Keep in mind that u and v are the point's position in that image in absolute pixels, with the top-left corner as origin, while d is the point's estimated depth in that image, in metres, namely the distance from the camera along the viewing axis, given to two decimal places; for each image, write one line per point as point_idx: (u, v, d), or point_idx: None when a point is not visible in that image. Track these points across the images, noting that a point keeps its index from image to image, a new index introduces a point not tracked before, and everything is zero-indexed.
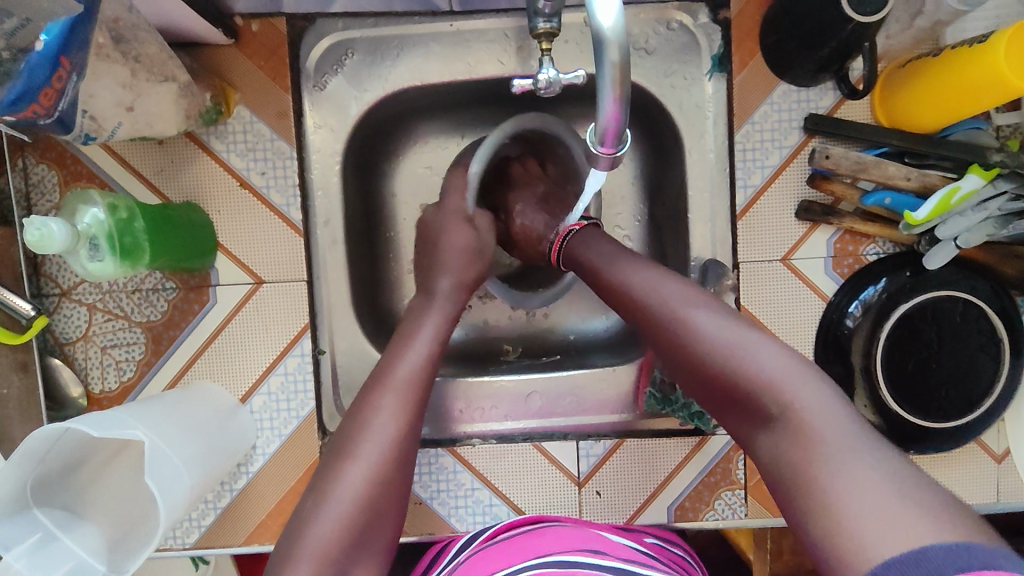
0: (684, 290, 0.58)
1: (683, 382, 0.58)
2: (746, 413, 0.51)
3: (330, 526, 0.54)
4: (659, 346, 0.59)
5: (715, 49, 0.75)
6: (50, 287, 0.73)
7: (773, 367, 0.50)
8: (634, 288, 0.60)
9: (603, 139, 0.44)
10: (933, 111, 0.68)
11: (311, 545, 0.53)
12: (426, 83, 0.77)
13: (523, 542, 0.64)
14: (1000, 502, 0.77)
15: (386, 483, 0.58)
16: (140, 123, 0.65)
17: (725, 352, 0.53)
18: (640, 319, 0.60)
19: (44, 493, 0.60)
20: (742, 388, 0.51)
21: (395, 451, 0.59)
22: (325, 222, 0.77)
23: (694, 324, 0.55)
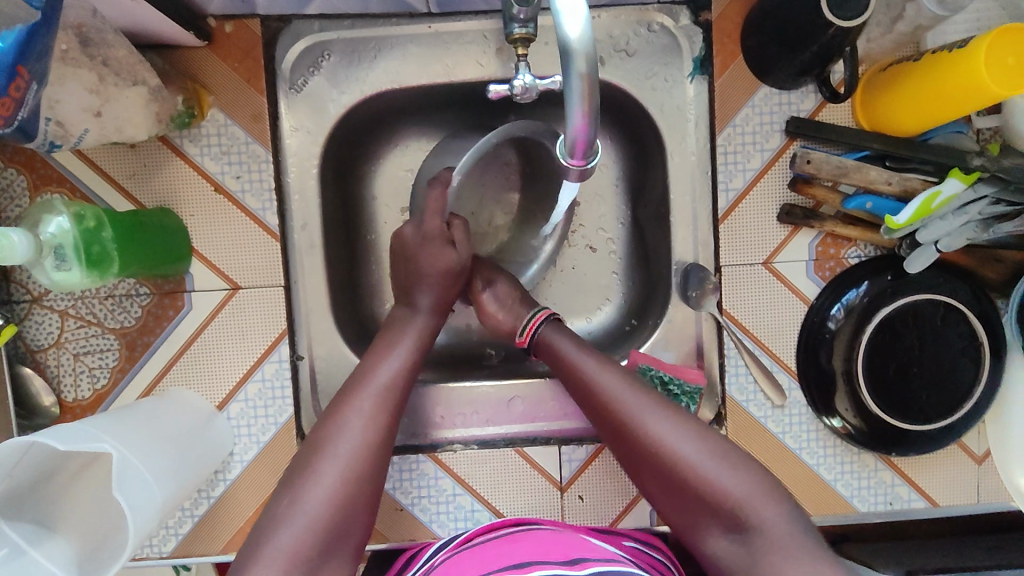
0: (654, 404, 0.63)
1: (647, 488, 0.63)
2: (715, 523, 0.57)
3: (294, 534, 0.53)
4: (630, 454, 0.63)
5: (696, 51, 0.75)
6: (20, 294, 0.72)
7: (739, 488, 0.57)
8: (609, 400, 0.64)
9: (574, 149, 0.43)
10: (915, 115, 0.68)
11: (277, 547, 0.52)
12: (405, 86, 0.76)
13: (500, 548, 0.63)
14: (979, 502, 0.78)
15: (356, 483, 0.58)
16: (109, 128, 0.63)
17: (696, 470, 0.58)
18: (612, 427, 0.64)
19: (11, 507, 0.59)
20: (712, 503, 0.57)
21: (369, 452, 0.60)
22: (303, 226, 0.76)
23: (668, 442, 0.60)
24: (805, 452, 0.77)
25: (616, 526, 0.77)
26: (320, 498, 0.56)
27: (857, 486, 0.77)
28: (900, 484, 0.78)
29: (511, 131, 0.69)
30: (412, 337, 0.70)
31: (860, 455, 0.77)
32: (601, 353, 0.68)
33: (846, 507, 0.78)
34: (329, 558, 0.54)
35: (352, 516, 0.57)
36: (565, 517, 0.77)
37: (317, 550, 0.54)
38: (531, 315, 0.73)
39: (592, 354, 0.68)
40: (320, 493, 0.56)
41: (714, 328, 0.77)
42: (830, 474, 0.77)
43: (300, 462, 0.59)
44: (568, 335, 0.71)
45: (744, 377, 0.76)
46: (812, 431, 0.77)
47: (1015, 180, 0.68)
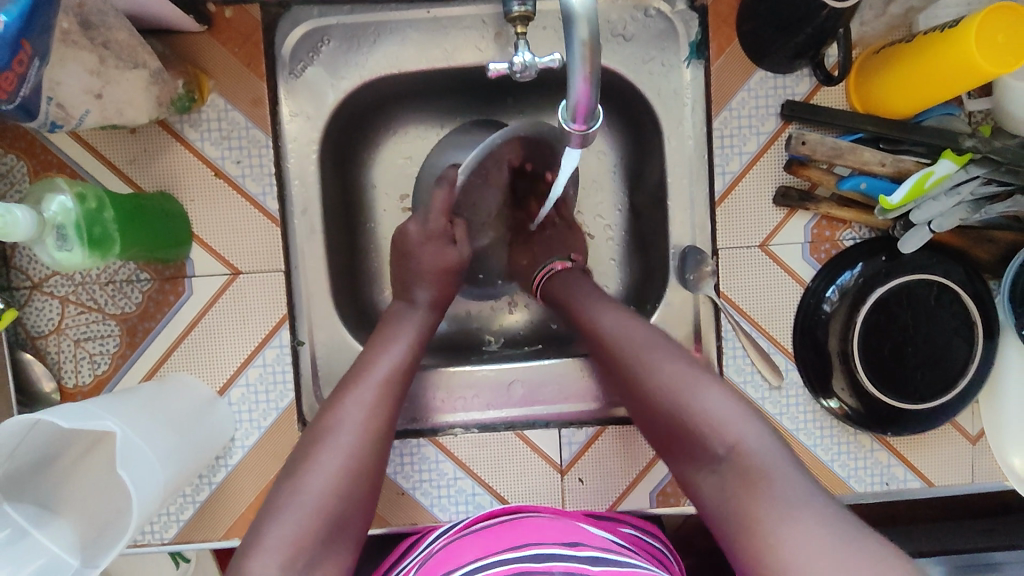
0: (654, 339, 0.64)
1: (642, 423, 0.63)
2: (694, 449, 0.57)
3: (293, 522, 0.53)
4: (626, 388, 0.64)
5: (692, 36, 0.76)
6: (21, 280, 0.72)
7: (723, 414, 0.56)
8: (608, 337, 0.66)
9: (575, 115, 0.44)
10: (908, 97, 0.69)
11: (278, 536, 0.52)
12: (404, 71, 0.76)
13: (499, 533, 0.63)
14: (975, 482, 0.78)
15: (357, 473, 0.58)
16: (110, 110, 0.64)
17: (683, 397, 0.58)
18: (611, 362, 0.66)
19: (14, 488, 0.59)
20: (692, 428, 0.57)
21: (369, 442, 0.60)
22: (303, 211, 0.76)
23: (659, 371, 0.61)
24: (802, 433, 0.77)
25: (616, 509, 0.77)
26: (323, 483, 0.56)
27: (854, 467, 0.78)
28: (897, 464, 0.78)
29: (518, 133, 0.69)
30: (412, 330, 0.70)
31: (857, 437, 0.78)
32: (614, 299, 0.71)
33: (844, 488, 0.78)
34: (333, 542, 0.54)
35: (352, 505, 0.57)
36: (565, 501, 0.77)
37: (321, 536, 0.54)
38: (543, 261, 0.79)
39: (600, 299, 0.71)
40: (322, 481, 0.56)
41: (711, 310, 0.78)
42: (827, 455, 0.78)
43: (303, 452, 0.59)
44: (581, 283, 0.74)
45: (742, 359, 0.77)
46: (810, 412, 0.77)
47: (1006, 161, 0.69)
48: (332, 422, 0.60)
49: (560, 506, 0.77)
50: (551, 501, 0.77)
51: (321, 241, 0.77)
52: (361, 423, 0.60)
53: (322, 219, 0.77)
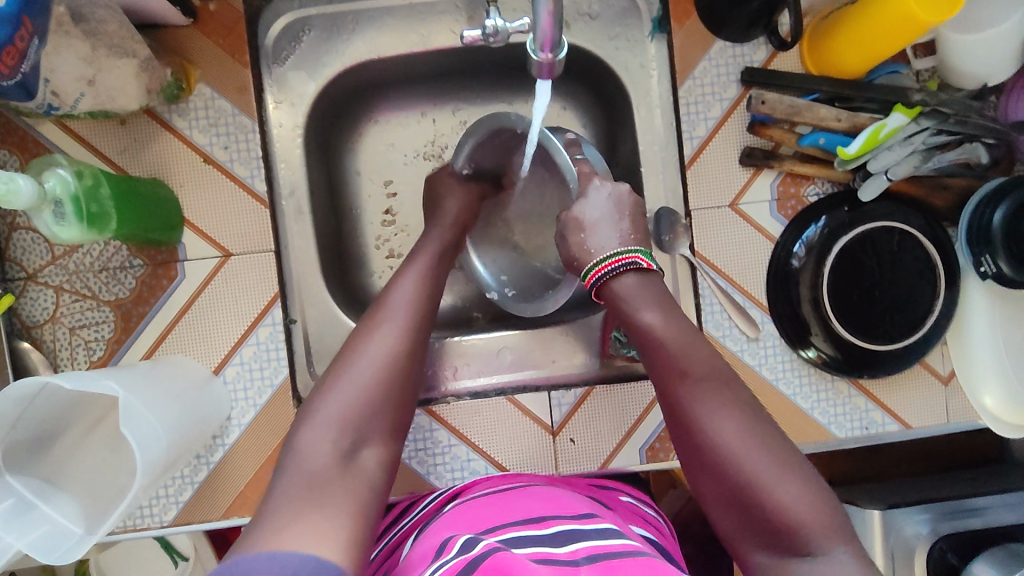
0: (722, 403, 0.59)
1: (700, 489, 0.60)
2: (772, 541, 0.54)
3: (344, 403, 0.55)
4: (691, 451, 0.60)
5: (654, 13, 0.81)
6: (16, 271, 0.74)
7: (807, 515, 0.53)
8: (679, 397, 0.61)
9: (542, 45, 0.48)
10: (857, 54, 0.74)
11: (329, 411, 0.55)
12: (383, 56, 0.80)
13: (503, 500, 0.62)
14: (950, 422, 0.82)
15: (394, 376, 0.59)
16: (103, 97, 0.66)
17: (762, 486, 0.55)
18: (676, 424, 0.61)
19: (18, 462, 0.60)
20: (771, 522, 0.54)
21: (413, 336, 0.62)
22: (291, 193, 0.79)
23: (736, 451, 0.57)
24: (782, 383, 0.80)
25: (608, 467, 0.79)
26: (363, 376, 0.58)
27: (834, 413, 0.81)
28: (875, 409, 0.81)
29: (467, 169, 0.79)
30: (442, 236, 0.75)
31: (834, 383, 0.81)
32: (682, 330, 0.65)
33: (825, 434, 0.81)
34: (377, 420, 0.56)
35: (393, 403, 0.59)
36: (558, 461, 0.79)
37: (373, 407, 0.56)
38: (596, 264, 0.69)
39: (672, 329, 0.64)
40: (374, 365, 0.59)
41: (688, 270, 0.81)
42: (807, 403, 0.81)
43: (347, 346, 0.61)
44: (646, 301, 0.66)
45: (719, 315, 0.80)
46: (787, 361, 0.80)
47: (953, 112, 0.75)
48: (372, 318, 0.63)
49: (554, 467, 0.79)
50: (545, 463, 0.79)
51: (310, 221, 0.80)
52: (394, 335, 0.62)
53: (310, 201, 0.80)
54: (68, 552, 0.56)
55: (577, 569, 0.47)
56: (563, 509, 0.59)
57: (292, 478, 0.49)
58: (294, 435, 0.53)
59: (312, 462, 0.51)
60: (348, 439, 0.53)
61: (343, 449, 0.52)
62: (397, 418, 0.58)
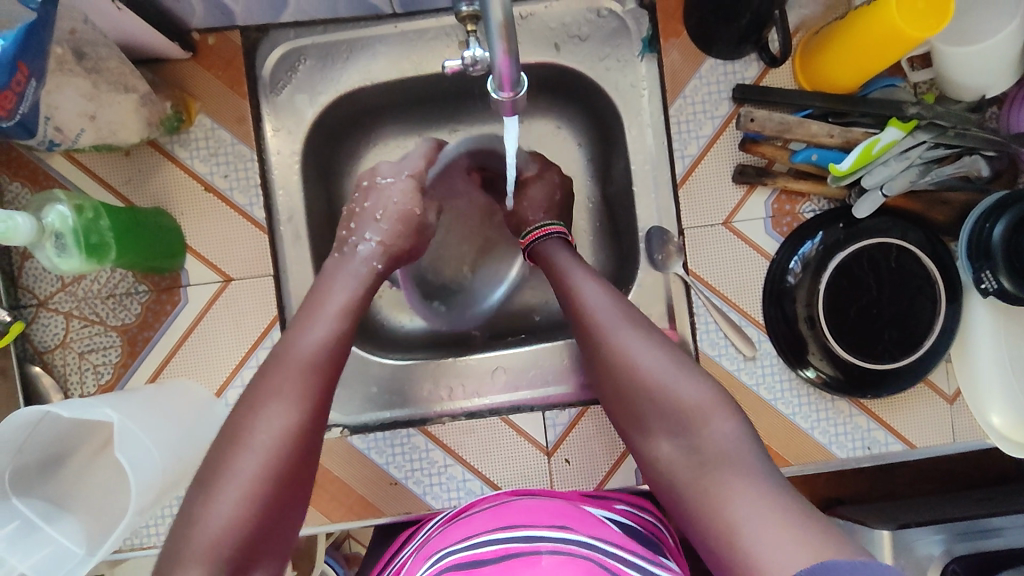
0: (620, 309, 0.65)
1: (607, 395, 0.64)
2: (663, 428, 0.59)
3: (221, 523, 0.51)
4: (594, 362, 0.65)
5: (644, 32, 0.81)
6: (28, 298, 0.77)
7: (694, 399, 0.58)
8: (581, 308, 0.66)
9: (501, 84, 0.50)
10: (849, 70, 0.73)
11: (201, 538, 0.50)
12: (376, 83, 0.82)
13: (491, 514, 0.61)
14: (956, 441, 0.80)
15: (286, 470, 0.54)
16: (104, 131, 0.69)
17: (655, 381, 0.60)
18: (580, 335, 0.66)
19: (24, 485, 0.63)
20: (665, 412, 0.58)
21: (309, 418, 0.57)
22: (289, 219, 0.81)
23: (632, 349, 0.62)
24: (780, 402, 0.79)
25: (604, 487, 0.79)
26: (249, 472, 0.53)
27: (835, 433, 0.80)
28: (877, 428, 0.80)
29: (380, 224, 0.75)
30: (351, 280, 0.69)
31: (834, 403, 0.79)
32: (591, 268, 0.70)
33: (826, 454, 0.80)
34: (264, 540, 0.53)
35: (286, 500, 0.54)
36: (553, 481, 0.79)
37: (258, 522, 0.52)
38: (539, 225, 0.75)
39: (573, 266, 0.70)
40: (263, 455, 0.54)
41: (683, 288, 0.81)
42: (806, 422, 0.79)
43: (238, 416, 0.57)
44: (566, 253, 0.72)
45: (715, 333, 0.79)
46: (786, 381, 0.79)
47: (951, 125, 0.74)
48: (265, 396, 0.57)
49: (548, 486, 0.79)
50: (540, 483, 0.79)
51: (308, 246, 0.82)
52: (289, 418, 0.56)
53: (307, 227, 0.82)
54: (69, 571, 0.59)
55: (539, 560, 0.49)
56: (542, 509, 0.60)
57: None
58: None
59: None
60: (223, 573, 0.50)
61: None
62: (292, 509, 0.55)
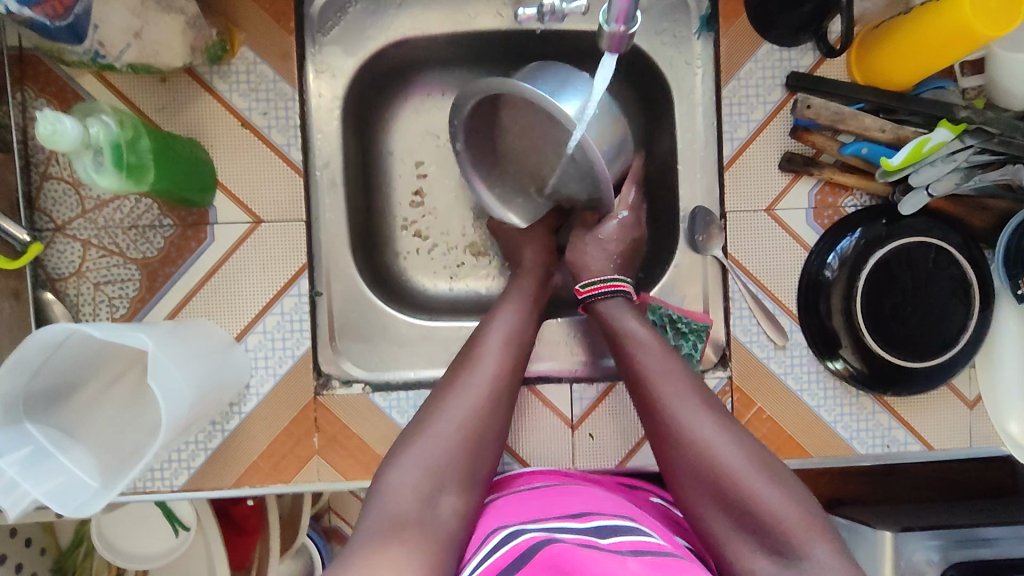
0: (700, 402, 0.62)
1: (681, 492, 0.60)
2: (758, 542, 0.54)
3: (424, 452, 0.57)
4: (670, 454, 0.61)
5: (703, 10, 0.80)
6: (44, 222, 0.73)
7: (791, 513, 0.54)
8: (656, 388, 0.64)
9: (617, 19, 0.53)
10: (906, 65, 0.73)
11: (414, 458, 0.57)
12: (427, 34, 0.80)
13: (534, 499, 0.58)
14: (972, 446, 0.81)
15: (478, 426, 0.61)
16: (147, 51, 0.65)
17: (743, 481, 0.56)
18: (654, 425, 0.63)
19: (35, 410, 0.60)
20: (757, 518, 0.55)
21: (506, 373, 0.65)
22: (325, 165, 0.79)
23: (717, 444, 0.59)
24: (806, 393, 0.80)
25: (626, 465, 0.78)
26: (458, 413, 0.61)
27: (857, 428, 0.80)
28: (897, 427, 0.81)
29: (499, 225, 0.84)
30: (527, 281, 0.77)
31: (858, 398, 0.80)
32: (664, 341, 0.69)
33: (846, 449, 0.80)
34: (454, 471, 0.57)
35: (477, 444, 0.60)
36: (575, 454, 0.78)
37: (455, 458, 0.58)
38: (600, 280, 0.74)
39: (650, 339, 0.68)
40: (478, 390, 0.62)
41: (719, 272, 0.81)
42: (830, 415, 0.80)
43: (454, 370, 0.65)
44: (632, 314, 0.71)
45: (747, 320, 0.80)
46: (813, 372, 0.80)
47: (998, 132, 0.73)
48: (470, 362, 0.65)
49: (570, 459, 0.78)
50: (562, 455, 0.78)
51: (343, 194, 0.80)
52: (495, 368, 0.65)
53: (344, 173, 0.80)
54: (85, 503, 0.56)
55: (622, 557, 0.45)
56: (598, 504, 0.57)
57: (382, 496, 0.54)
58: (381, 481, 0.56)
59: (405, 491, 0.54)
60: (426, 487, 0.55)
61: (422, 495, 0.54)
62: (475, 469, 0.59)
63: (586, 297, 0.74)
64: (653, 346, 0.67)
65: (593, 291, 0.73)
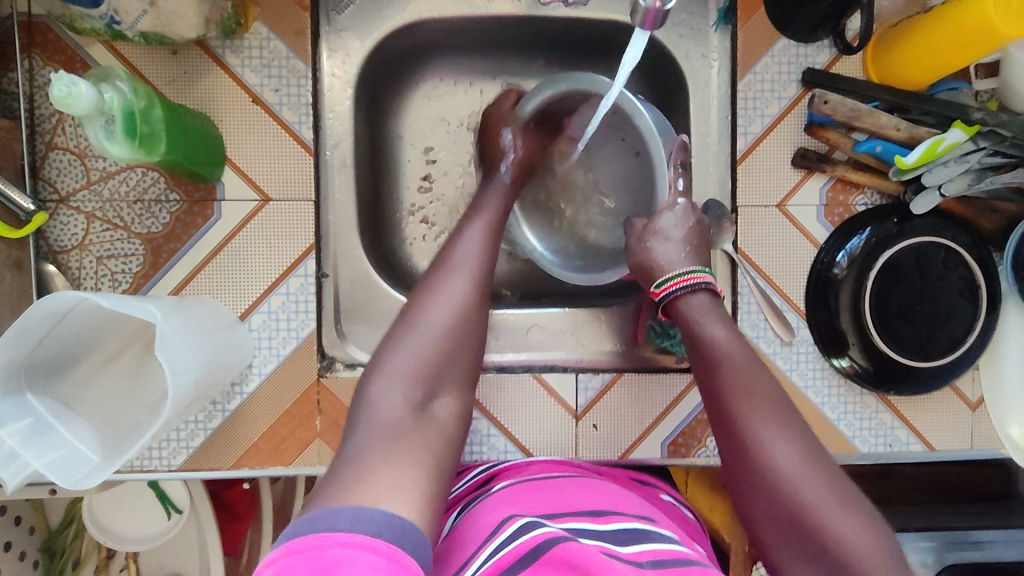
0: (784, 425, 0.59)
1: (752, 512, 0.58)
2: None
3: (409, 355, 0.58)
4: (744, 471, 0.59)
5: (721, 3, 0.80)
6: (48, 192, 0.72)
7: (871, 555, 0.51)
8: (737, 401, 0.61)
9: None
10: (923, 65, 0.73)
11: (399, 364, 0.57)
12: (443, 16, 0.79)
13: (541, 489, 0.57)
14: (973, 448, 0.81)
15: (459, 329, 0.61)
16: (162, 20, 0.64)
17: (820, 512, 0.53)
18: (731, 438, 0.61)
19: (39, 381, 0.59)
20: (830, 552, 0.52)
21: (481, 279, 0.65)
22: (336, 145, 0.78)
23: (797, 469, 0.56)
24: (811, 390, 0.80)
25: (628, 457, 0.78)
26: (439, 318, 0.61)
27: (859, 426, 0.80)
28: (900, 426, 0.81)
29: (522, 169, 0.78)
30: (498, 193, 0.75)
31: (862, 397, 0.80)
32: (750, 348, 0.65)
33: (849, 447, 0.80)
34: (441, 372, 0.59)
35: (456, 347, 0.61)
36: (578, 445, 0.77)
37: (440, 361, 0.59)
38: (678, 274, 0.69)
39: (736, 346, 0.65)
40: (457, 296, 0.63)
41: (728, 265, 0.81)
42: (833, 413, 0.80)
43: (425, 280, 0.65)
44: (716, 316, 0.68)
45: (755, 315, 0.79)
46: (819, 369, 0.80)
47: (1010, 135, 0.73)
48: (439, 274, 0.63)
49: (572, 450, 0.77)
50: (565, 446, 0.77)
51: (353, 175, 0.79)
52: (471, 273, 0.65)
53: (354, 155, 0.79)
54: (85, 477, 0.55)
55: (642, 571, 0.45)
56: (614, 501, 0.57)
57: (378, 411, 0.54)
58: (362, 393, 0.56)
59: (396, 401, 0.54)
60: (417, 393, 0.56)
61: (415, 403, 0.55)
62: (461, 371, 0.61)
63: (661, 298, 0.70)
64: (738, 354, 0.64)
65: (671, 289, 0.69)
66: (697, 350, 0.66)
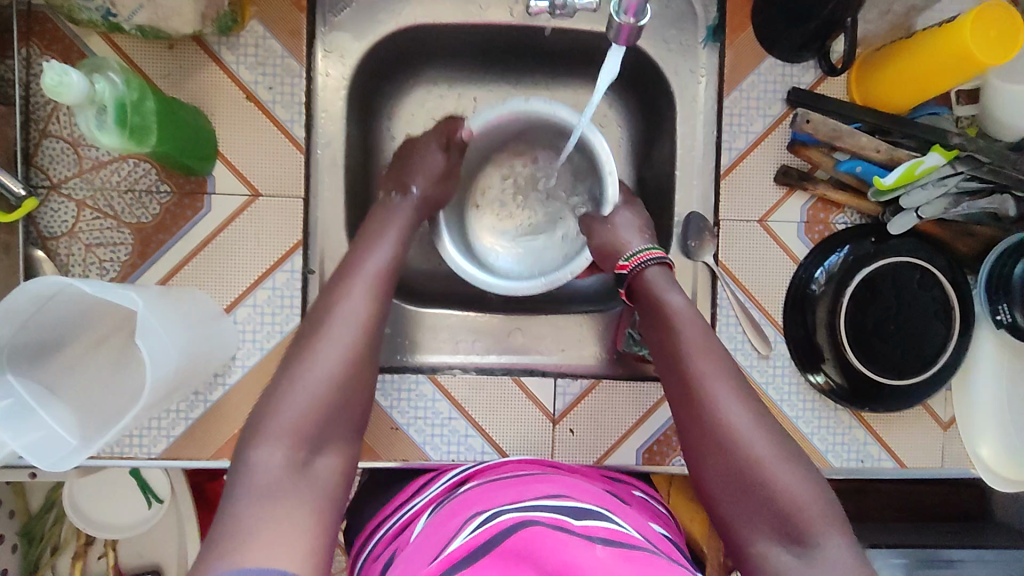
0: (733, 388, 0.61)
1: (700, 469, 0.60)
2: (773, 526, 0.55)
3: (293, 412, 0.57)
4: (696, 430, 0.61)
5: (710, 20, 0.82)
6: (39, 179, 0.73)
7: (811, 504, 0.55)
8: (690, 364, 0.63)
9: (628, 9, 0.54)
10: (907, 89, 0.74)
11: (283, 420, 0.57)
12: (437, 23, 0.80)
13: (510, 488, 0.58)
14: (943, 467, 0.83)
15: (337, 390, 0.60)
16: (158, 14, 0.65)
17: (766, 467, 0.57)
18: (683, 398, 0.63)
19: (22, 364, 0.60)
20: (775, 504, 0.55)
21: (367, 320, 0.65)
22: (327, 144, 0.79)
23: (744, 427, 0.59)
24: (786, 403, 0.81)
25: (604, 463, 0.79)
26: (317, 379, 0.60)
27: (833, 441, 0.82)
28: (872, 443, 0.82)
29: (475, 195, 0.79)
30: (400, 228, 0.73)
31: (837, 412, 0.82)
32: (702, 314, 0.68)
33: (822, 461, 0.82)
34: (329, 431, 0.59)
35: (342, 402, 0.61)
36: (554, 449, 0.78)
37: (325, 417, 0.59)
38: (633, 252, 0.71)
39: (690, 311, 0.67)
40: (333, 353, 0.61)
41: (708, 279, 0.82)
42: (807, 427, 0.81)
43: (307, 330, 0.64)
44: (675, 285, 0.70)
45: (734, 329, 0.81)
46: (794, 383, 0.81)
47: (988, 161, 0.75)
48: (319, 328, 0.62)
49: (549, 453, 0.78)
50: (542, 449, 0.78)
51: (343, 174, 0.80)
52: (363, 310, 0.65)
53: (345, 155, 0.80)
54: (63, 459, 0.57)
55: (592, 544, 0.46)
56: (576, 492, 0.58)
57: (262, 471, 0.53)
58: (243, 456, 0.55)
59: (275, 459, 0.54)
60: (302, 453, 0.56)
61: (297, 462, 0.55)
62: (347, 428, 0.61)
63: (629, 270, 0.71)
64: (693, 321, 0.66)
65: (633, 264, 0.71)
66: (655, 316, 0.68)
